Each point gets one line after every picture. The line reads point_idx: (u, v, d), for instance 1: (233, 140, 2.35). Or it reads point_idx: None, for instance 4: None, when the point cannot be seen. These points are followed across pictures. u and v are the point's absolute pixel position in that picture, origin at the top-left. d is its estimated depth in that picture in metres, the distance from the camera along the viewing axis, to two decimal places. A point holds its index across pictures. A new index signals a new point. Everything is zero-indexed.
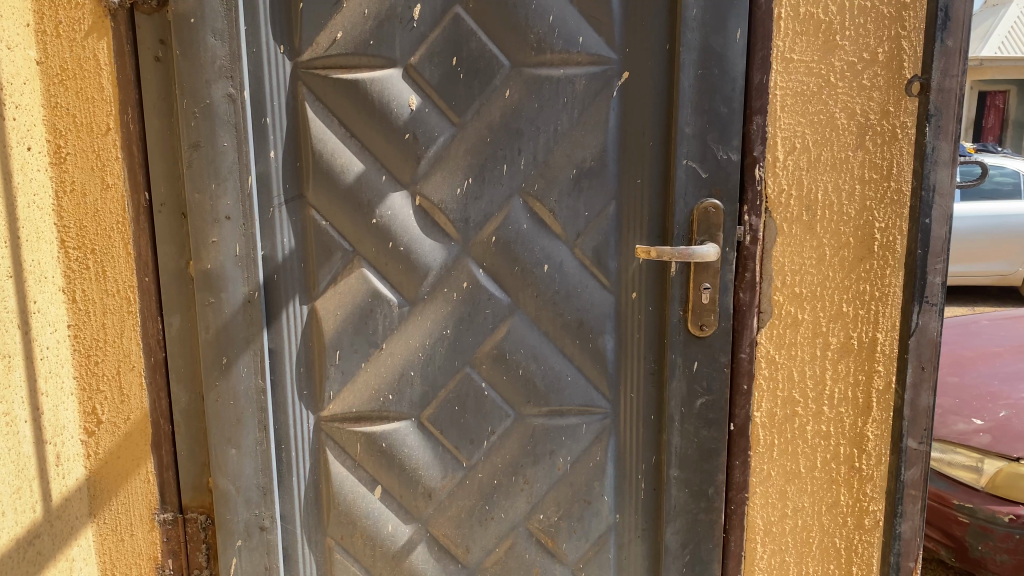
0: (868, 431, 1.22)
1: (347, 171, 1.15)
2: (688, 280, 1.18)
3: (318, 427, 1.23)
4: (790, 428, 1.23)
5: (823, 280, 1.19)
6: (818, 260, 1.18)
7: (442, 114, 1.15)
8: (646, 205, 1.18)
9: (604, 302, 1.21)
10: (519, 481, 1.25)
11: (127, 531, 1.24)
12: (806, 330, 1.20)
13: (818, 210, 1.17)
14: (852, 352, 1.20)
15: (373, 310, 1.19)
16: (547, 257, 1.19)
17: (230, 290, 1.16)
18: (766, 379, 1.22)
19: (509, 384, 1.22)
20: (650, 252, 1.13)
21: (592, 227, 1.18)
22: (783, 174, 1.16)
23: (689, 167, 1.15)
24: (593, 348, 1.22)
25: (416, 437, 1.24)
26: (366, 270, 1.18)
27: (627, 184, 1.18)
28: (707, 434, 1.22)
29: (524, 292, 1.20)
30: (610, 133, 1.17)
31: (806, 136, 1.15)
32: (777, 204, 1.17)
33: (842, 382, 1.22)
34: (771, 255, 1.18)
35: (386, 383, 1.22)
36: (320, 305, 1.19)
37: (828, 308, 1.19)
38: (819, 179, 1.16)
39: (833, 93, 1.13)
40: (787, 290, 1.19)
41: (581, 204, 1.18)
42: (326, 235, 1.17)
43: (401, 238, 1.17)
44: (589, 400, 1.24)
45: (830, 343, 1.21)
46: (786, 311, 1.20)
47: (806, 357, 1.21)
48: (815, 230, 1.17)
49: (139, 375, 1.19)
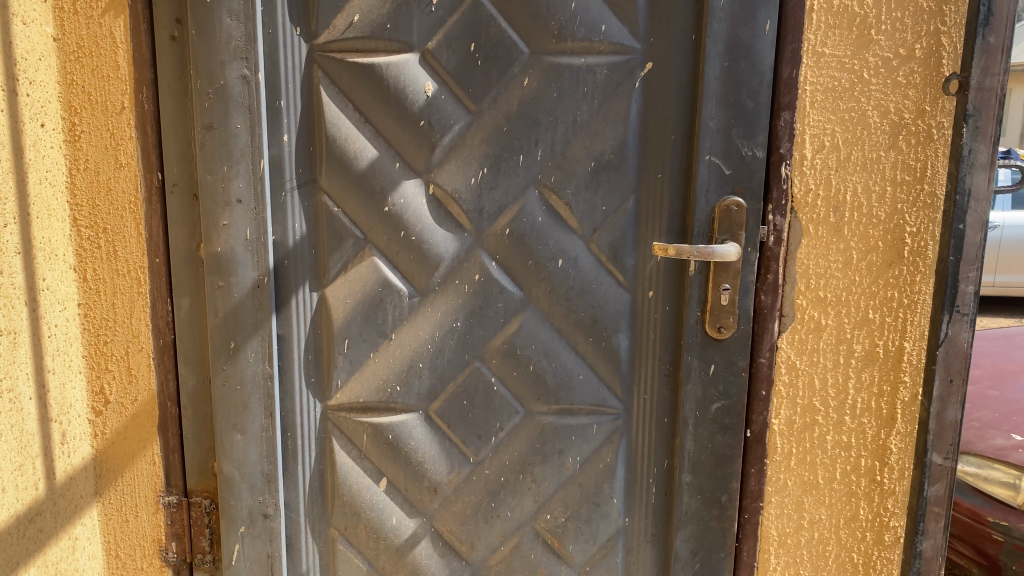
0: (891, 444, 1.18)
1: (360, 157, 1.13)
2: (707, 280, 1.14)
3: (324, 416, 1.21)
4: (809, 438, 1.19)
5: (849, 285, 1.14)
6: (844, 263, 1.14)
7: (458, 101, 1.12)
8: (666, 201, 1.14)
9: (620, 300, 1.17)
10: (527, 480, 1.23)
11: (132, 512, 1.24)
12: (829, 336, 1.16)
13: (845, 212, 1.12)
14: (876, 361, 1.16)
15: (384, 300, 1.17)
16: (562, 251, 1.16)
17: (239, 274, 1.15)
18: (786, 385, 1.18)
19: (520, 380, 1.19)
20: (667, 250, 1.09)
21: (609, 222, 1.15)
22: (811, 172, 1.11)
23: (713, 163, 1.11)
24: (607, 347, 1.18)
25: (423, 430, 1.22)
26: (377, 258, 1.16)
27: (647, 179, 1.14)
28: (722, 440, 1.18)
29: (537, 286, 1.17)
30: (630, 126, 1.13)
31: (836, 134, 1.10)
32: (804, 205, 1.12)
33: (865, 391, 1.17)
34: (795, 257, 1.14)
35: (395, 373, 1.19)
36: (330, 292, 1.17)
37: (854, 314, 1.15)
38: (848, 180, 1.11)
39: (866, 90, 1.09)
40: (811, 293, 1.15)
41: (599, 198, 1.15)
42: (338, 221, 1.15)
43: (413, 227, 1.15)
44: (601, 399, 1.20)
45: (854, 350, 1.16)
46: (810, 316, 1.15)
47: (828, 364, 1.17)
48: (842, 232, 1.13)
49: (147, 356, 1.19)
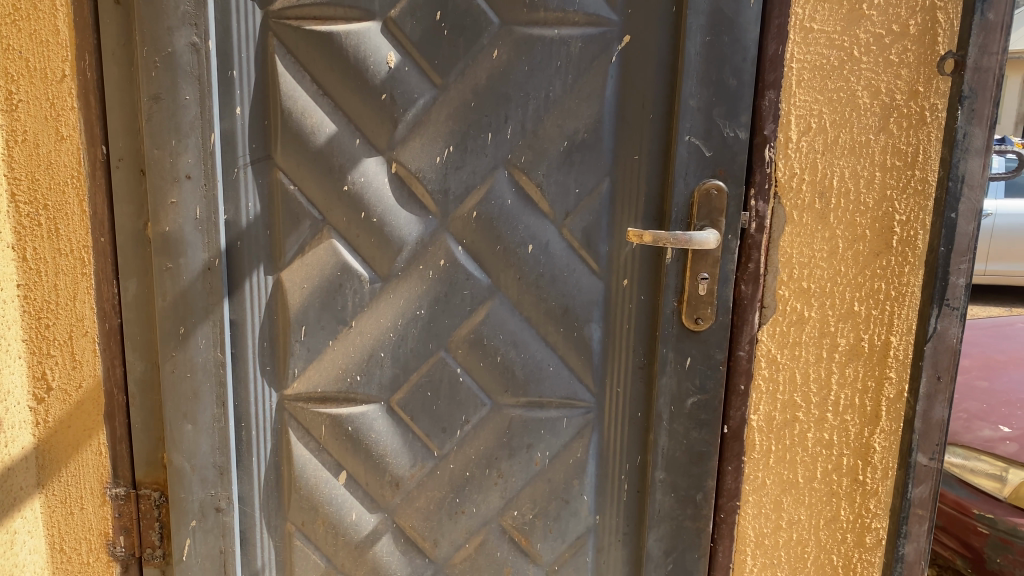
0: (874, 443, 1.13)
1: (318, 133, 1.07)
2: (684, 269, 1.08)
3: (280, 407, 1.15)
4: (789, 435, 1.14)
5: (834, 276, 1.08)
6: (828, 253, 1.08)
7: (422, 74, 1.05)
8: (643, 184, 1.08)
9: (593, 288, 1.11)
10: (493, 475, 1.17)
11: (77, 505, 1.18)
12: (811, 329, 1.10)
13: (831, 199, 1.06)
14: (861, 356, 1.10)
15: (343, 285, 1.11)
16: (533, 236, 1.09)
17: (189, 255, 1.08)
18: (765, 380, 1.12)
19: (487, 371, 1.13)
20: (642, 236, 1.02)
21: (583, 206, 1.09)
22: (796, 155, 1.05)
23: (692, 144, 1.05)
24: (579, 337, 1.12)
25: (384, 423, 1.15)
26: (336, 240, 1.10)
27: (623, 161, 1.08)
28: (698, 436, 1.13)
29: (506, 273, 1.10)
30: (606, 103, 1.06)
31: (823, 115, 1.04)
32: (788, 189, 1.06)
33: (848, 387, 1.12)
34: (778, 245, 1.08)
35: (354, 363, 1.13)
36: (285, 276, 1.11)
37: (838, 306, 1.09)
38: (835, 165, 1.05)
39: (856, 68, 1.02)
40: (794, 283, 1.09)
41: (572, 180, 1.08)
42: (294, 200, 1.09)
43: (374, 208, 1.08)
44: (572, 392, 1.14)
45: (838, 344, 1.11)
46: (793, 308, 1.10)
47: (810, 358, 1.11)
48: (828, 219, 1.07)
49: (92, 341, 1.13)
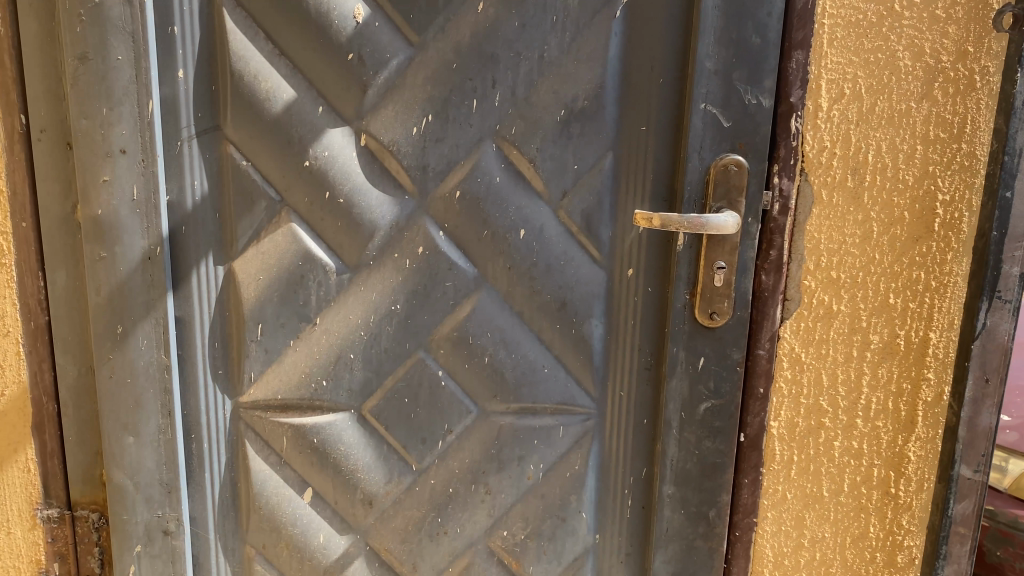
0: (909, 451, 1.00)
1: (273, 99, 0.92)
2: (697, 257, 0.94)
3: (235, 416, 1.01)
4: (813, 444, 1.01)
5: (867, 264, 0.95)
6: (861, 238, 0.94)
7: (396, 31, 0.91)
8: (650, 160, 0.94)
9: (593, 279, 0.98)
10: (480, 491, 1.03)
11: (3, 531, 1.03)
12: (840, 325, 0.97)
13: (865, 176, 0.93)
14: (896, 354, 0.98)
15: (305, 276, 0.96)
16: (524, 220, 0.95)
17: (126, 242, 0.93)
18: (787, 382, 0.99)
19: (472, 374, 0.99)
20: (651, 220, 0.88)
21: (582, 185, 0.95)
22: (827, 126, 0.91)
23: (709, 113, 0.91)
24: (577, 335, 0.99)
25: (355, 433, 1.01)
26: (296, 224, 0.95)
27: (628, 132, 0.94)
28: (711, 445, 1.00)
29: (494, 262, 0.96)
30: (609, 65, 0.92)
31: (858, 79, 0.90)
32: (816, 165, 0.92)
33: (881, 389, 0.99)
34: (804, 229, 0.94)
35: (320, 366, 0.99)
36: (238, 266, 0.96)
37: (871, 298, 0.96)
38: (870, 136, 0.91)
39: (896, 25, 0.89)
40: (822, 272, 0.95)
41: (570, 154, 0.94)
42: (247, 178, 0.94)
43: (341, 187, 0.94)
44: (568, 397, 1.01)
45: (869, 340, 0.98)
46: (820, 300, 0.96)
47: (838, 357, 0.98)
48: (861, 200, 0.93)
49: (15, 342, 0.98)
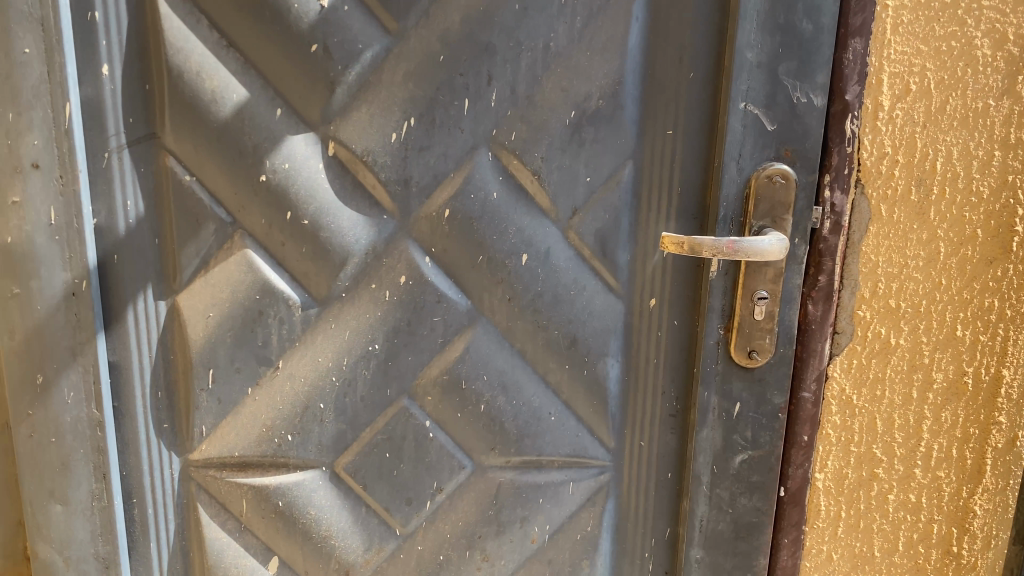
0: (975, 505, 0.85)
1: (222, 101, 0.75)
2: (734, 286, 0.79)
3: (185, 475, 0.85)
4: (864, 498, 0.85)
5: (932, 291, 0.79)
6: (925, 260, 0.78)
7: (370, 16, 0.74)
8: (677, 170, 0.79)
9: (609, 311, 0.82)
10: (476, 558, 0.88)
11: None
12: (898, 362, 0.81)
13: (933, 187, 0.76)
14: (963, 395, 0.82)
15: (263, 313, 0.80)
16: (527, 242, 0.80)
17: (44, 276, 0.77)
18: (835, 429, 0.84)
19: (465, 424, 0.84)
20: (682, 245, 0.73)
21: (595, 200, 0.79)
22: (888, 129, 0.75)
23: (750, 114, 0.75)
24: (590, 377, 0.84)
25: (327, 494, 0.85)
26: (252, 251, 0.79)
27: (651, 138, 0.78)
28: (748, 503, 0.85)
29: (491, 293, 0.81)
30: (629, 57, 0.76)
31: (927, 72, 0.74)
32: (874, 175, 0.76)
33: (944, 436, 0.83)
34: (858, 251, 0.78)
35: (284, 418, 0.83)
36: (184, 301, 0.80)
37: (935, 330, 0.80)
38: (939, 141, 0.75)
39: (975, 5, 0.72)
40: (880, 301, 0.80)
41: (581, 164, 0.78)
42: (192, 196, 0.78)
43: (305, 207, 0.78)
44: (579, 447, 0.86)
45: (932, 380, 0.82)
46: (876, 334, 0.81)
47: (894, 400, 0.82)
48: (927, 215, 0.77)
49: None
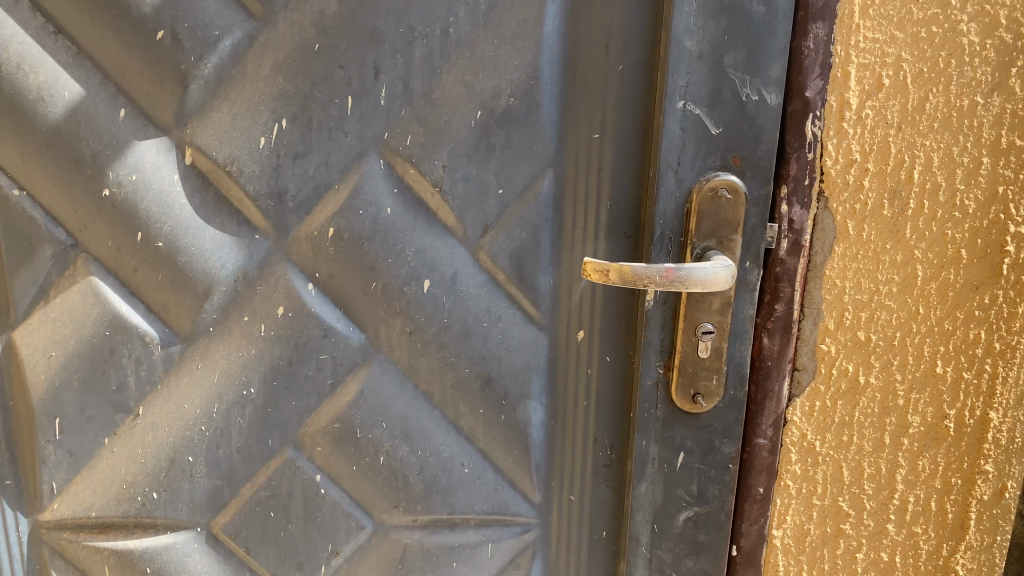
0: (956, 562, 0.73)
1: (53, 101, 0.62)
2: (675, 319, 0.67)
3: (35, 536, 0.74)
4: (828, 557, 0.73)
5: (908, 322, 0.66)
6: (900, 285, 0.65)
7: None
8: (607, 180, 0.66)
9: (530, 346, 0.70)
10: None
11: None
12: (869, 404, 0.69)
13: (911, 200, 0.63)
14: (945, 440, 0.69)
15: (115, 353, 0.68)
16: (429, 267, 0.67)
17: None
18: (795, 481, 0.71)
19: (362, 478, 0.72)
20: (607, 273, 0.60)
21: (510, 217, 0.66)
22: (856, 132, 0.62)
23: (691, 115, 0.62)
24: (508, 422, 0.71)
25: (204, 558, 0.74)
26: (98, 279, 0.66)
27: (575, 142, 0.65)
28: (694, 566, 0.73)
29: (387, 326, 0.68)
30: (545, 45, 0.63)
31: (903, 65, 0.61)
32: (839, 186, 0.63)
33: (922, 488, 0.71)
34: (821, 275, 0.65)
35: (148, 474, 0.71)
36: (20, 338, 0.68)
37: (911, 367, 0.67)
38: (917, 147, 0.62)
39: None
40: (849, 333, 0.67)
41: (491, 174, 0.65)
42: (22, 216, 0.65)
43: (160, 227, 0.65)
44: (499, 503, 0.74)
45: (907, 425, 0.69)
46: (844, 372, 0.68)
47: (864, 446, 0.70)
48: (902, 233, 0.64)
49: None
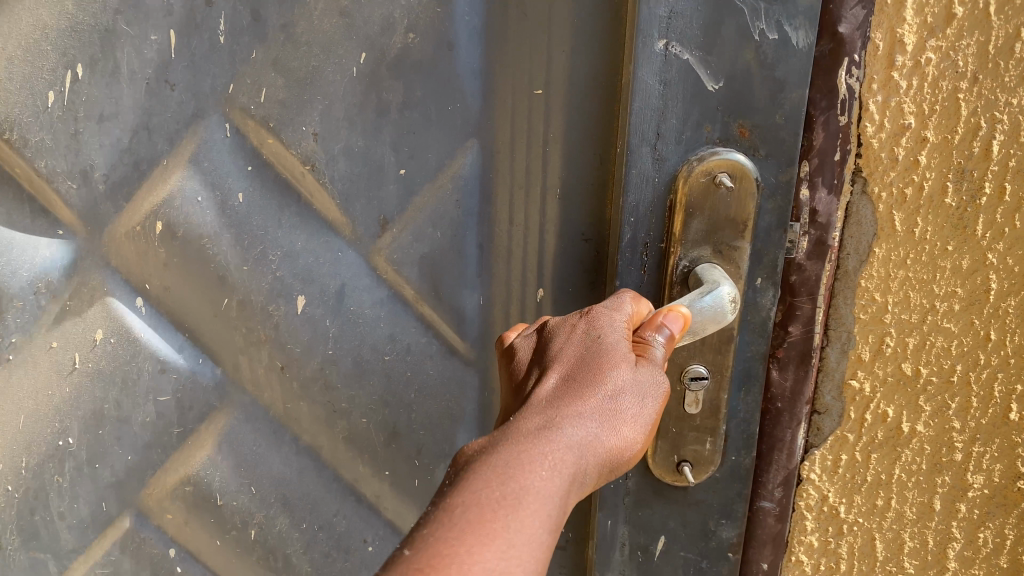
0: None
1: None
2: None
3: None
4: None
5: (972, 352, 0.41)
6: (963, 302, 0.40)
7: None
8: (551, 157, 0.45)
9: (449, 390, 0.49)
10: None
11: None
12: (913, 458, 0.43)
13: (987, 182, 0.38)
14: (1017, 508, 0.43)
15: None
16: (303, 276, 0.47)
17: None
18: (811, 556, 0.47)
19: (227, 552, 0.54)
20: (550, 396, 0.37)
21: (416, 208, 0.46)
22: (910, 86, 0.38)
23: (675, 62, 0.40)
24: (424, 492, 0.51)
25: None
26: None
27: (505, 99, 0.44)
28: None
29: (252, 357, 0.49)
30: None
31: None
32: (893, 166, 0.39)
33: (982, 565, 0.45)
34: (853, 287, 0.41)
35: None
36: None
37: (976, 412, 0.42)
38: (1000, 108, 0.37)
39: None
40: (888, 369, 0.42)
41: (386, 146, 0.45)
42: None
43: None
44: None
45: (967, 486, 0.44)
46: (881, 418, 0.43)
47: (905, 512, 0.45)
48: (970, 230, 0.39)
49: None
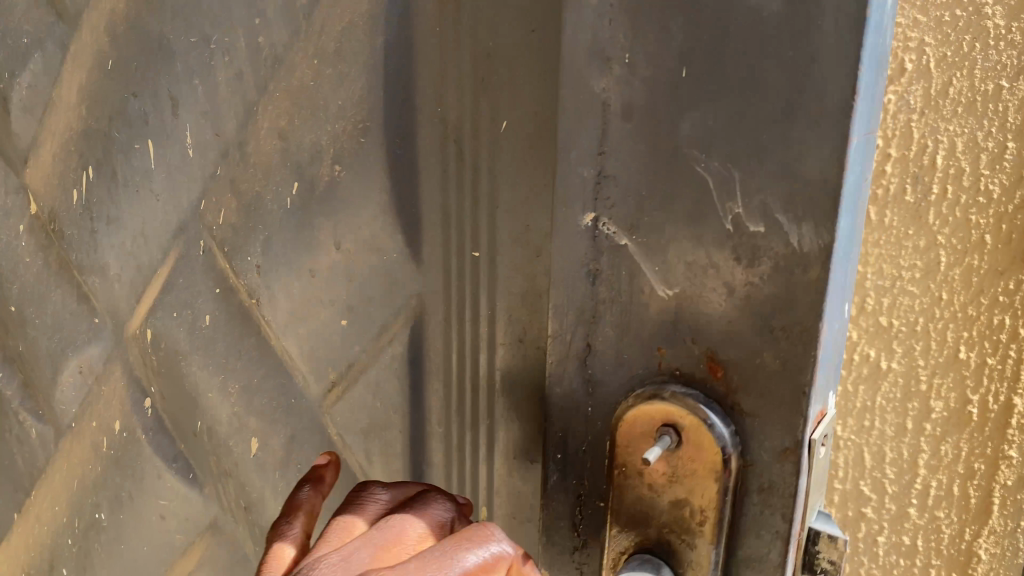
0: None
1: None
2: None
3: None
4: None
5: (933, 302, 0.34)
6: (922, 270, 0.34)
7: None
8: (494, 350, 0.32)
9: None
10: None
11: None
12: (887, 393, 0.36)
13: (937, 190, 0.33)
14: (977, 425, 0.35)
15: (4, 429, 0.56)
16: (258, 416, 0.41)
17: None
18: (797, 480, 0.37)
19: None
20: None
21: (354, 370, 0.37)
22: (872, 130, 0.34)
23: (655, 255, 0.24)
24: None
25: None
26: None
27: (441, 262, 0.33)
28: None
29: (226, 485, 0.45)
30: (379, 76, 0.33)
31: (926, 45, 0.32)
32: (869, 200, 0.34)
33: (946, 475, 0.36)
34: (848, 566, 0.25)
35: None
36: None
37: (934, 350, 0.35)
38: (942, 132, 0.33)
39: None
40: (866, 323, 0.35)
41: (322, 293, 0.37)
42: None
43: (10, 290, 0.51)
44: None
45: (931, 409, 0.36)
46: (863, 357, 0.36)
47: (883, 432, 0.36)
48: (924, 218, 0.34)
49: None
